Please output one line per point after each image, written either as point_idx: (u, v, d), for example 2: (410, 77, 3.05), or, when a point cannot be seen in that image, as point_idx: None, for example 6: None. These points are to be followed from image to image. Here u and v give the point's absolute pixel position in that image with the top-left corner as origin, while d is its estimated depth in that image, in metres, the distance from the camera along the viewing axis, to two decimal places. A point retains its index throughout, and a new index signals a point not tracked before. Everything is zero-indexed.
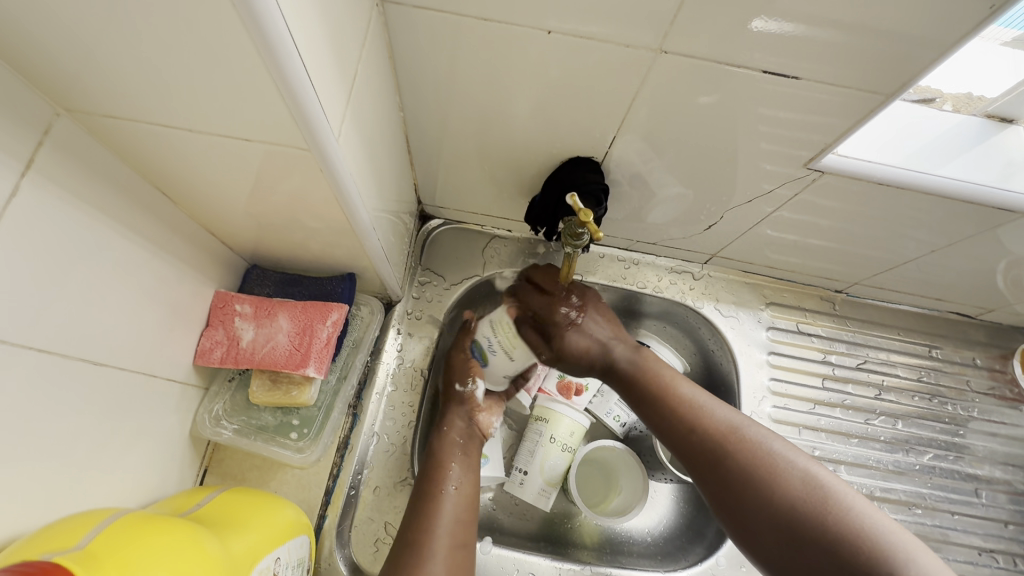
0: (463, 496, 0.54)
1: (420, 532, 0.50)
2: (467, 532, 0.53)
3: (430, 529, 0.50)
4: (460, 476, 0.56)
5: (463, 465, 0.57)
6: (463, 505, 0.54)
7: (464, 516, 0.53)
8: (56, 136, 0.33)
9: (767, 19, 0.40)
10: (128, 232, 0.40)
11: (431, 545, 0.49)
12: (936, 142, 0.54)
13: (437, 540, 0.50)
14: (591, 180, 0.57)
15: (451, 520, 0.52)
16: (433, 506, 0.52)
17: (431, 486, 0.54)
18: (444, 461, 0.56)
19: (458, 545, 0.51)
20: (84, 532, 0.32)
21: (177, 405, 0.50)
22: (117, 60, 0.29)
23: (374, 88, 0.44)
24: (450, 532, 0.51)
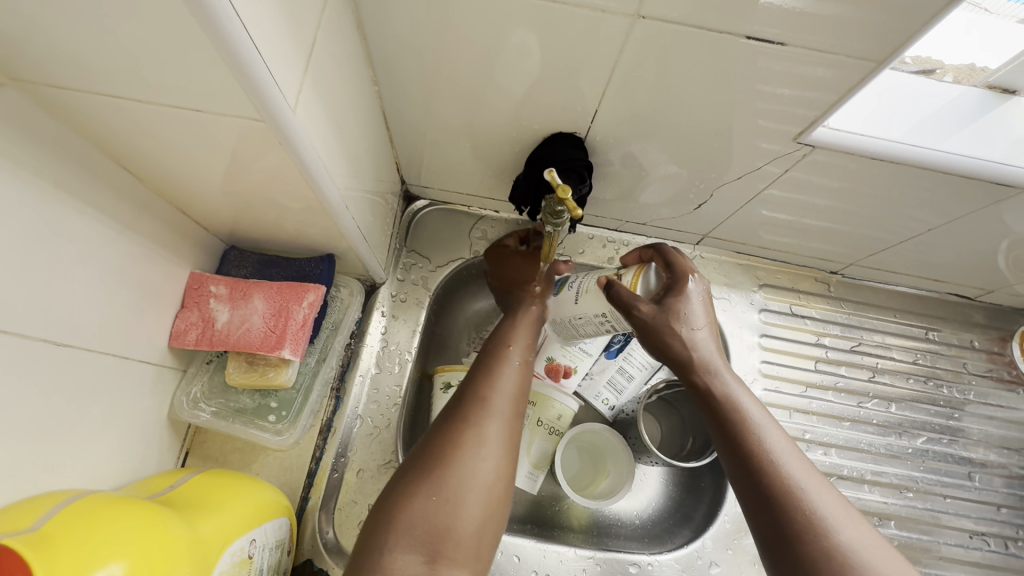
0: (525, 370, 0.51)
1: (486, 388, 0.48)
2: (523, 405, 0.49)
3: (496, 386, 0.48)
4: (522, 351, 0.53)
5: (529, 343, 0.54)
6: (525, 377, 0.51)
7: (523, 386, 0.50)
8: (1, 108, 0.32)
9: None
10: (89, 210, 0.39)
11: (497, 402, 0.47)
12: (934, 115, 0.52)
13: (504, 397, 0.47)
14: (574, 157, 0.55)
15: (514, 389, 0.49)
16: (499, 370, 0.50)
17: (501, 353, 0.52)
18: (512, 337, 0.54)
19: (517, 412, 0.48)
20: (41, 513, 0.32)
21: (153, 387, 0.49)
22: (52, 25, 0.28)
23: (342, 59, 0.42)
24: (515, 395, 0.48)
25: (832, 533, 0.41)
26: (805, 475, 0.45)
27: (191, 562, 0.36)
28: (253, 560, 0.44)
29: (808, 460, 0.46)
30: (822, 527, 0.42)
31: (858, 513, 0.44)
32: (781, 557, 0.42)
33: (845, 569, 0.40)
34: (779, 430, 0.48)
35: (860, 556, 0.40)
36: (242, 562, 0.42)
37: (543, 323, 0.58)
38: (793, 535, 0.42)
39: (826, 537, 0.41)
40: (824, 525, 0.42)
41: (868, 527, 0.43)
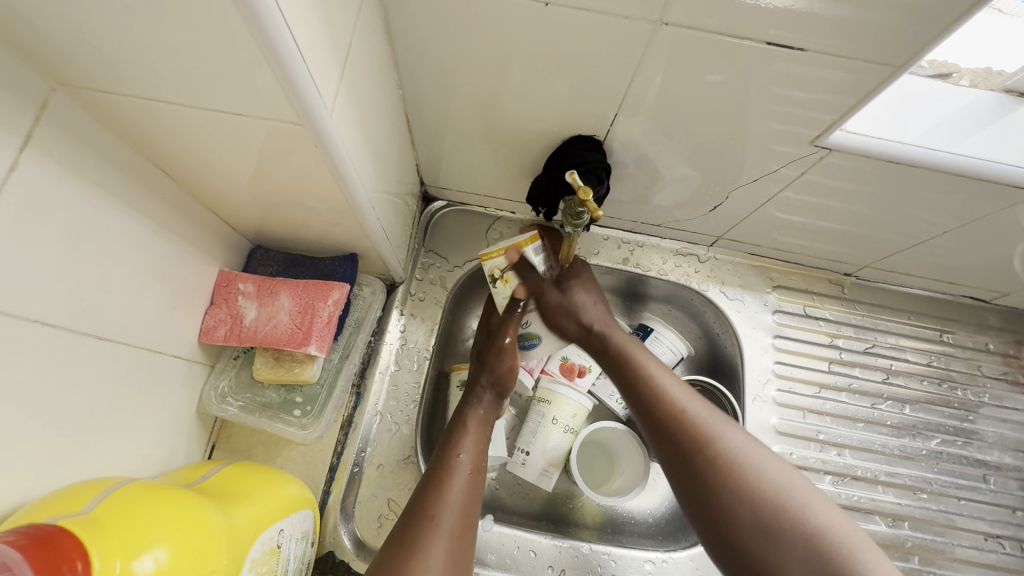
0: (475, 476, 0.53)
1: (431, 506, 0.48)
2: (474, 510, 0.50)
3: (441, 500, 0.49)
4: (473, 453, 0.54)
5: (477, 446, 0.55)
6: (475, 484, 0.52)
7: (473, 494, 0.51)
8: (53, 111, 0.34)
9: None
10: (129, 209, 0.41)
11: (441, 516, 0.47)
12: (950, 119, 0.52)
13: (450, 511, 0.48)
14: (593, 159, 0.56)
15: (463, 497, 0.50)
16: (448, 480, 0.51)
17: (446, 459, 0.53)
18: (460, 439, 0.56)
19: (465, 524, 0.48)
20: (89, 498, 0.33)
21: (183, 382, 0.51)
22: (106, 34, 0.29)
23: (371, 65, 0.43)
24: (462, 504, 0.49)
25: (748, 472, 0.46)
26: (717, 423, 0.50)
27: (227, 548, 0.37)
28: (282, 550, 0.45)
29: (722, 413, 0.51)
30: (731, 468, 0.46)
31: (764, 446, 0.49)
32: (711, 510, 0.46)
33: (761, 503, 0.44)
34: (689, 389, 0.54)
35: (775, 488, 0.45)
36: (271, 551, 0.43)
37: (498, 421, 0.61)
38: (712, 481, 0.47)
39: (737, 477, 0.46)
40: (737, 464, 0.47)
41: (781, 461, 0.48)
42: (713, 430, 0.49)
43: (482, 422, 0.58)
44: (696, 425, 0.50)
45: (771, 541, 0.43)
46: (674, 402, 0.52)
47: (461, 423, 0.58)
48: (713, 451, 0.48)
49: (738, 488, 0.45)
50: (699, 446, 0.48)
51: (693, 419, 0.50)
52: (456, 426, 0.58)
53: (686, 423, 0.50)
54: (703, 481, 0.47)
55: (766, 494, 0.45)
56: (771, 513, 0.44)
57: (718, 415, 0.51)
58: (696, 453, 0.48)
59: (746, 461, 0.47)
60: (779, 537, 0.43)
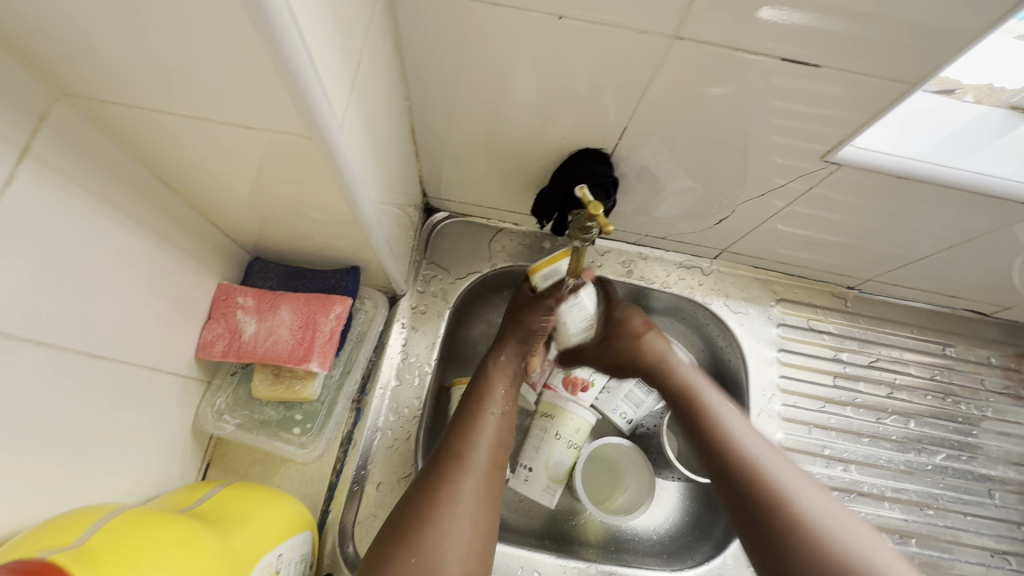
0: (502, 421, 0.54)
1: (464, 443, 0.51)
2: (502, 454, 0.52)
3: (472, 442, 0.51)
4: (500, 400, 0.56)
5: (506, 394, 0.57)
6: (503, 429, 0.54)
7: (502, 436, 0.53)
8: (53, 122, 0.33)
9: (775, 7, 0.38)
10: (126, 222, 0.39)
11: (473, 458, 0.50)
12: (957, 136, 0.52)
13: (480, 452, 0.50)
14: (601, 173, 0.55)
15: (491, 440, 0.52)
16: (478, 423, 0.53)
17: (478, 407, 0.54)
18: (489, 386, 0.57)
19: (495, 465, 0.51)
20: (80, 530, 0.31)
21: (179, 399, 0.49)
22: (109, 42, 0.28)
23: (379, 76, 0.43)
24: (491, 448, 0.51)
25: (800, 500, 0.47)
26: (765, 451, 0.52)
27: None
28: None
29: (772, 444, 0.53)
30: (785, 492, 0.48)
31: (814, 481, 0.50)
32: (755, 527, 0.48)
33: (805, 530, 0.45)
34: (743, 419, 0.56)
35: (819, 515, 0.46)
36: None
37: (522, 374, 0.61)
38: (728, 470, 0.51)
39: (789, 501, 0.47)
40: (787, 490, 0.48)
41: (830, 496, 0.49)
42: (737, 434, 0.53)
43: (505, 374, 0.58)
44: (749, 447, 0.52)
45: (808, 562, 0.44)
46: (724, 426, 0.54)
47: (485, 372, 0.58)
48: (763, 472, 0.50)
49: (784, 510, 0.47)
50: (749, 468, 0.50)
51: (745, 445, 0.52)
52: (481, 371, 0.59)
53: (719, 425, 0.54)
54: (748, 499, 0.49)
55: (814, 520, 0.46)
56: (814, 539, 0.45)
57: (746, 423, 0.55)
58: (742, 470, 0.51)
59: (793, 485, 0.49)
60: (820, 559, 0.44)
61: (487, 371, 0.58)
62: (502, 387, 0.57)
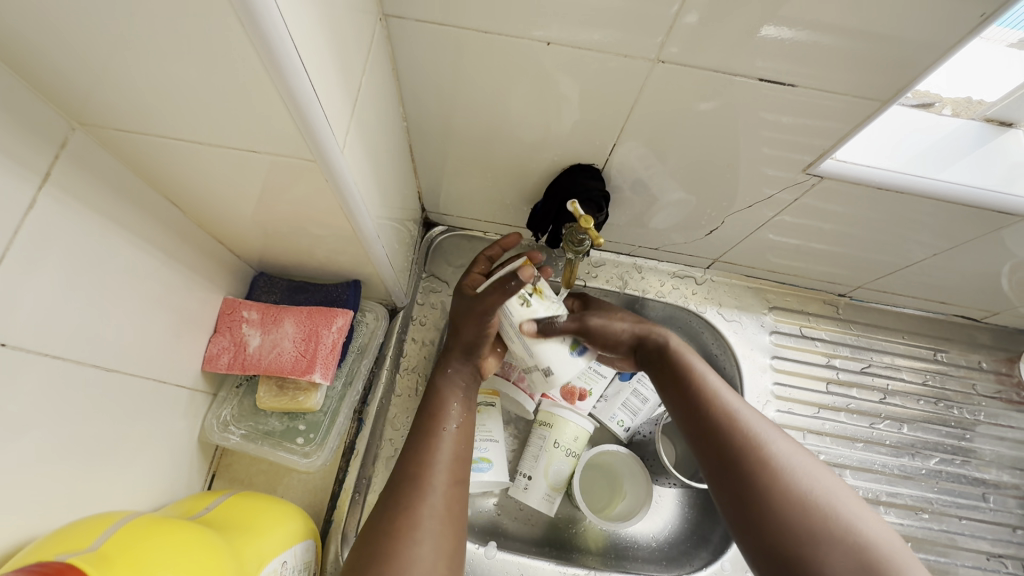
0: (460, 434, 0.54)
1: (419, 465, 0.50)
2: (464, 467, 0.52)
3: (428, 463, 0.50)
4: (457, 414, 0.55)
5: (462, 409, 0.55)
6: (461, 443, 0.53)
7: (459, 451, 0.53)
8: (71, 150, 0.35)
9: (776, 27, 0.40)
10: (139, 241, 0.42)
11: (431, 478, 0.49)
12: (936, 148, 0.54)
13: (437, 473, 0.50)
14: (593, 187, 0.58)
15: (450, 457, 0.51)
16: (432, 442, 0.52)
17: (432, 425, 0.53)
18: (444, 402, 0.55)
19: (455, 482, 0.50)
20: (96, 535, 0.33)
21: (186, 410, 0.51)
22: (128, 76, 0.31)
23: (378, 99, 0.45)
24: (450, 466, 0.51)
25: (770, 448, 0.49)
26: (738, 403, 0.52)
27: None
28: None
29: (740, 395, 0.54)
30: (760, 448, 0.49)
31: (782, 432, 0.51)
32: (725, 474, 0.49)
33: (778, 478, 0.47)
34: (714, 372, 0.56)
35: (790, 464, 0.47)
36: None
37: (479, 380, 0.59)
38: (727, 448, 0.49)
39: (761, 449, 0.48)
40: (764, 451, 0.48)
41: (796, 444, 0.50)
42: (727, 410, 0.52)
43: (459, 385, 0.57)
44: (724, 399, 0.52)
45: (774, 505, 0.45)
46: (701, 378, 0.54)
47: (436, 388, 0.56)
48: (738, 423, 0.50)
49: (753, 458, 0.48)
50: (725, 419, 0.51)
51: (719, 396, 0.52)
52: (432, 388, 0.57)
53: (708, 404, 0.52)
54: (722, 448, 0.50)
55: (785, 467, 0.47)
56: (787, 484, 0.46)
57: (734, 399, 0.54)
58: (718, 420, 0.51)
59: (763, 437, 0.49)
60: (792, 503, 0.45)
61: (439, 386, 0.56)
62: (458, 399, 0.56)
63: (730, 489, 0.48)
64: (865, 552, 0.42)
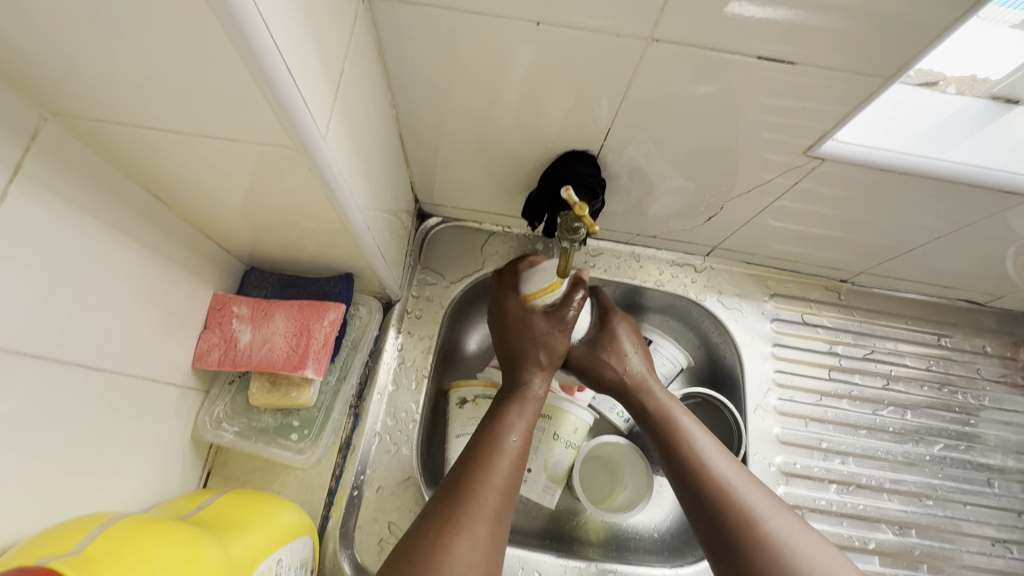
0: (521, 454, 0.51)
1: (473, 480, 0.47)
2: (516, 490, 0.49)
3: (489, 479, 0.48)
4: (521, 433, 0.52)
5: (523, 428, 0.53)
6: (517, 465, 0.51)
7: (518, 469, 0.50)
8: (43, 141, 0.33)
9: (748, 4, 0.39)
10: (120, 236, 0.40)
11: (488, 496, 0.46)
12: (940, 128, 0.53)
13: (493, 491, 0.47)
14: (587, 174, 0.56)
15: (509, 474, 0.49)
16: (495, 459, 0.49)
17: (498, 436, 0.51)
18: (507, 417, 0.53)
19: (505, 504, 0.47)
20: (79, 538, 0.33)
21: (178, 408, 0.50)
22: (95, 62, 0.29)
23: (363, 86, 0.44)
24: (506, 485, 0.48)
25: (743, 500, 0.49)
26: (715, 454, 0.53)
27: None
28: None
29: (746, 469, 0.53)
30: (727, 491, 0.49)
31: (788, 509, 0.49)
32: (723, 550, 0.47)
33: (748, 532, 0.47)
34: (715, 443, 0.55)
35: (765, 519, 0.47)
36: None
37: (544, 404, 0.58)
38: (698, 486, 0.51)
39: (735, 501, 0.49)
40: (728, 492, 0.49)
41: (799, 522, 0.48)
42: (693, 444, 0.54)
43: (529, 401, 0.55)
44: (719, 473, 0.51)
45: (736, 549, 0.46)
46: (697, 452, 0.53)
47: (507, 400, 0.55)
48: (738, 499, 0.49)
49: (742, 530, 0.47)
50: (702, 471, 0.51)
51: (696, 447, 0.53)
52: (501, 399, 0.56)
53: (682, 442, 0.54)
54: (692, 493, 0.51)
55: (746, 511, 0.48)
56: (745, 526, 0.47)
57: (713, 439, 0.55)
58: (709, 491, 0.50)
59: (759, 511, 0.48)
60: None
61: (507, 400, 0.55)
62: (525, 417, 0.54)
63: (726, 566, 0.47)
64: None
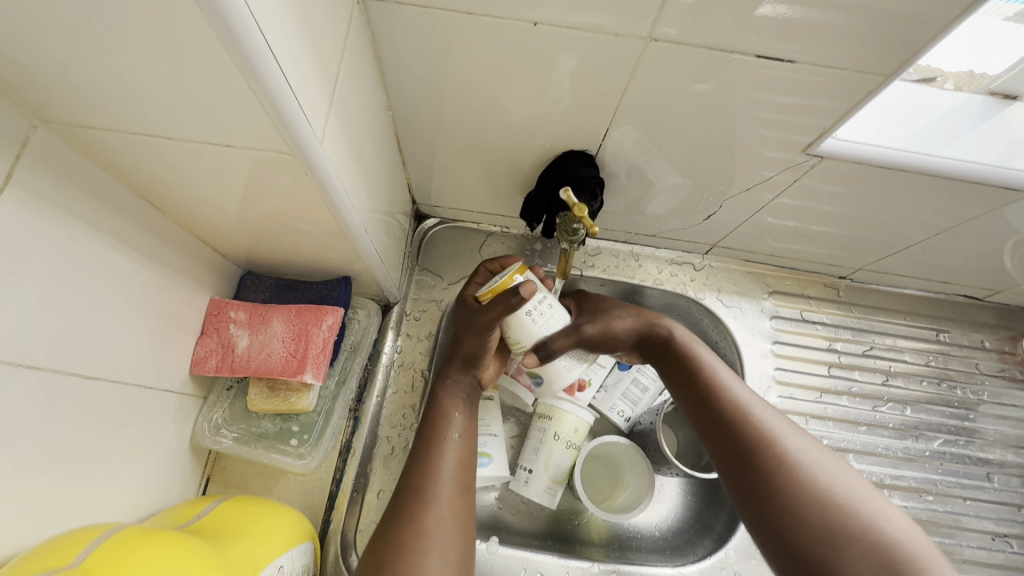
0: (464, 444, 0.52)
1: (422, 476, 0.48)
2: (468, 478, 0.50)
3: (432, 472, 0.48)
4: (459, 423, 0.53)
5: (464, 416, 0.54)
6: (465, 452, 0.52)
7: (461, 462, 0.51)
8: (34, 149, 0.33)
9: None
10: (115, 243, 0.40)
11: (435, 489, 0.47)
12: (939, 125, 0.52)
13: (440, 481, 0.48)
14: (585, 174, 0.56)
15: (452, 467, 0.50)
16: (435, 451, 0.50)
17: (433, 435, 0.51)
18: (444, 412, 0.53)
19: (461, 491, 0.49)
20: (77, 551, 0.32)
21: (176, 415, 0.50)
22: (87, 69, 0.29)
23: (358, 88, 0.43)
24: (453, 475, 0.49)
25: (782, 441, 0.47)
26: (752, 397, 0.51)
27: None
28: None
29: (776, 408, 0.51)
30: (769, 437, 0.47)
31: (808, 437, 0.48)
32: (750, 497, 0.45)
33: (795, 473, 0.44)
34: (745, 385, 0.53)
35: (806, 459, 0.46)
36: None
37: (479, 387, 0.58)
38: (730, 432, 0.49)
39: (775, 444, 0.47)
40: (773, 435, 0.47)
41: (824, 450, 0.47)
42: (724, 386, 0.52)
43: (456, 390, 0.55)
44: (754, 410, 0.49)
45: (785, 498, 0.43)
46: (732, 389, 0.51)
47: (436, 396, 0.55)
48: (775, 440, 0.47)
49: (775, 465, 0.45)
50: (740, 415, 0.49)
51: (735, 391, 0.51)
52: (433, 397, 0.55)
53: (715, 391, 0.52)
54: (731, 442, 0.48)
55: (786, 450, 0.46)
56: (788, 469, 0.45)
57: (739, 379, 0.53)
58: (741, 427, 0.48)
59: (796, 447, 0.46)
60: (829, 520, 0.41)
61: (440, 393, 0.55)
62: (461, 406, 0.55)
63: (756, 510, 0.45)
64: (886, 551, 0.39)
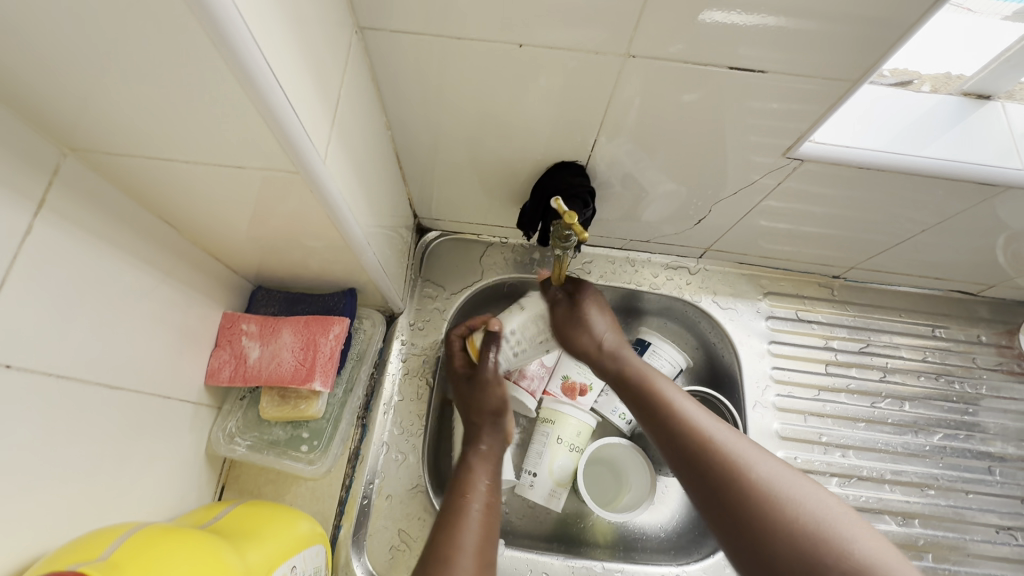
0: (489, 513, 0.50)
1: (448, 546, 0.44)
2: (491, 550, 0.46)
3: (455, 544, 0.45)
4: (484, 493, 0.52)
5: (489, 487, 0.53)
6: (491, 521, 0.49)
7: (488, 537, 0.47)
8: (64, 176, 0.36)
9: (722, 11, 0.41)
10: (135, 261, 0.43)
11: (461, 560, 0.43)
12: (917, 124, 0.55)
13: (466, 555, 0.44)
14: (577, 184, 0.59)
15: (478, 540, 0.46)
16: (460, 523, 0.47)
17: (459, 501, 0.50)
18: (472, 482, 0.53)
19: (487, 563, 0.44)
20: (104, 546, 0.35)
21: (192, 424, 0.52)
22: (111, 101, 0.32)
23: (359, 110, 0.46)
24: (478, 546, 0.45)
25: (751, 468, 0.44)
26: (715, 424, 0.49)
27: None
28: None
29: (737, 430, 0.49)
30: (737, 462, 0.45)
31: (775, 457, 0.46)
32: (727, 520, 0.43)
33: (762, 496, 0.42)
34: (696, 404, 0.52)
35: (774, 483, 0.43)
36: None
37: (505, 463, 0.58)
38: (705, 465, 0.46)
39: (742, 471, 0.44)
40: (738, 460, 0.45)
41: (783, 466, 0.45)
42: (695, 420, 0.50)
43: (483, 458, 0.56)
44: (703, 429, 0.49)
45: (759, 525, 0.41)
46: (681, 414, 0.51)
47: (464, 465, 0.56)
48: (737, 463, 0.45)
49: (739, 486, 0.43)
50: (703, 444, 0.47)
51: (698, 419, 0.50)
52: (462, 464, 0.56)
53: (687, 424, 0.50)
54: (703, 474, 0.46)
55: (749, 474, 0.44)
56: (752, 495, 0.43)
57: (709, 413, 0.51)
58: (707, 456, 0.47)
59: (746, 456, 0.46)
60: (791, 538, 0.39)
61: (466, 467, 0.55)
62: (485, 477, 0.54)
63: (725, 524, 0.43)
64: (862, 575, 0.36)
